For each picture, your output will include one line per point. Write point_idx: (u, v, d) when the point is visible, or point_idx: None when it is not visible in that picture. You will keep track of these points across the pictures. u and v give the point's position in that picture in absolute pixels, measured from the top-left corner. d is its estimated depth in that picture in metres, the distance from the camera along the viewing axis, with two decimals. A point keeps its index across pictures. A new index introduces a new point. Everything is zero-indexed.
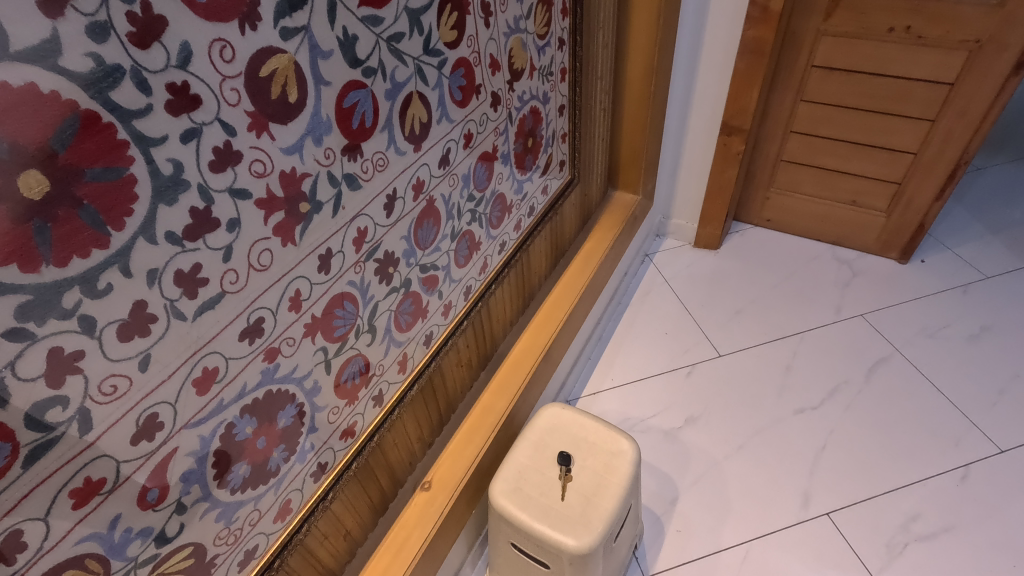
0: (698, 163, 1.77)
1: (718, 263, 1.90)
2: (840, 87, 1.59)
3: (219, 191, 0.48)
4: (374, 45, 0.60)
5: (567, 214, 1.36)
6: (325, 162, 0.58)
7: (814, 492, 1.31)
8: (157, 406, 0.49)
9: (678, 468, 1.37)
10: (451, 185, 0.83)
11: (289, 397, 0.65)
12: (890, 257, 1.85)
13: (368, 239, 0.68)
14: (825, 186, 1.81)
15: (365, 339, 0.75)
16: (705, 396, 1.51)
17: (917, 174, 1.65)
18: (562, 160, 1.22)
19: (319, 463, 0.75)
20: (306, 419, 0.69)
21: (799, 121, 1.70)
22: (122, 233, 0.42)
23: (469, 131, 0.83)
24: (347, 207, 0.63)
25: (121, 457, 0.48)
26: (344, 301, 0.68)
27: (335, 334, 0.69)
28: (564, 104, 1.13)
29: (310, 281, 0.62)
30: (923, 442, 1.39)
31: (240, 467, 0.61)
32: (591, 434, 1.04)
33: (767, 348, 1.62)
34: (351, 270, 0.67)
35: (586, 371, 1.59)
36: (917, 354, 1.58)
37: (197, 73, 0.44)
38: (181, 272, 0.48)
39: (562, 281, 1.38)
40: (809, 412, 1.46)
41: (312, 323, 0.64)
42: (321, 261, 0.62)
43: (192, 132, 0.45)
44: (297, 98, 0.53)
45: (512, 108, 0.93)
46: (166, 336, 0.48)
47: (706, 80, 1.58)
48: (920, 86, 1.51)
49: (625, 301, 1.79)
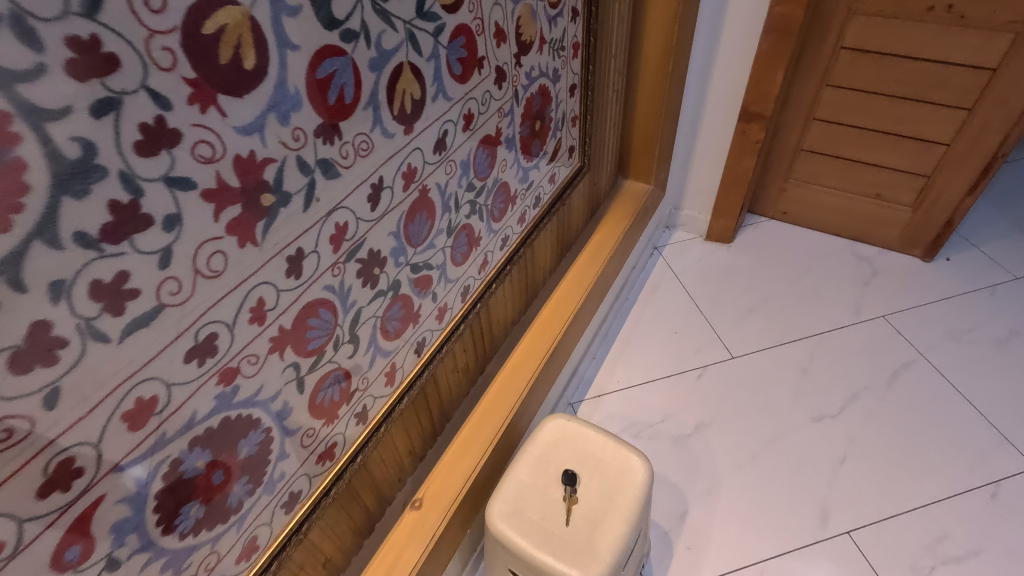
0: (713, 151, 1.66)
1: (730, 257, 1.80)
2: (870, 72, 1.48)
3: (151, 179, 0.38)
4: (355, 4, 0.49)
5: (574, 205, 1.26)
6: (293, 145, 0.48)
7: (832, 508, 1.23)
8: (74, 448, 0.40)
9: (688, 479, 1.28)
10: (448, 173, 0.72)
11: (253, 422, 0.55)
12: (913, 254, 1.75)
13: (349, 236, 0.58)
14: (848, 178, 1.70)
15: (347, 350, 0.65)
16: (717, 400, 1.42)
17: (948, 167, 1.54)
18: (571, 146, 1.10)
19: (293, 491, 0.65)
20: (275, 445, 0.59)
21: (823, 108, 1.59)
22: (10, 235, 0.32)
23: (469, 111, 0.72)
24: (322, 199, 0.53)
25: (25, 514, 0.38)
26: (320, 309, 0.58)
27: (308, 347, 0.59)
28: (575, 83, 1.02)
29: (276, 288, 0.52)
30: (948, 455, 1.30)
31: (192, 508, 0.52)
32: (599, 450, 0.95)
33: (783, 350, 1.53)
34: (327, 273, 0.57)
35: (590, 372, 1.50)
36: (943, 359, 1.48)
37: (112, 25, 0.33)
38: (99, 283, 0.37)
39: (568, 278, 1.28)
40: (828, 420, 1.37)
41: (280, 336, 0.54)
42: (291, 263, 0.52)
43: (108, 103, 0.34)
44: (255, 64, 0.42)
45: (518, 85, 0.82)
46: (81, 364, 0.38)
47: (726, 63, 1.47)
48: (958, 72, 1.39)
49: (632, 298, 1.69)
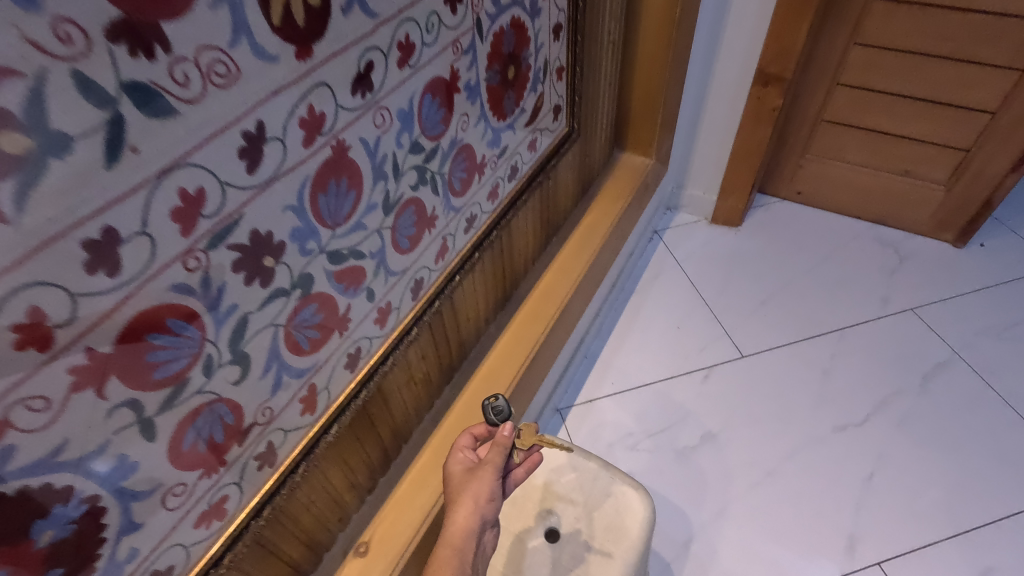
0: (724, 119, 1.44)
1: (739, 242, 1.61)
2: (907, 27, 1.27)
3: None
4: None
5: (563, 180, 1.06)
6: (66, 53, 0.28)
7: (862, 533, 1.05)
8: None
9: (692, 499, 1.11)
10: (381, 126, 0.52)
11: (60, 493, 0.36)
12: (943, 239, 1.56)
13: (209, 212, 0.39)
14: (875, 152, 1.50)
15: (231, 375, 0.46)
16: (726, 406, 1.24)
17: (992, 139, 1.34)
18: (558, 105, 0.90)
19: (157, 567, 0.47)
20: (111, 517, 0.41)
21: (850, 70, 1.38)
22: None
23: (408, 39, 0.52)
24: (149, 152, 0.34)
25: None
26: (170, 320, 0.39)
27: (155, 377, 0.40)
28: (562, 24, 0.82)
29: (70, 292, 0.33)
30: (995, 471, 1.12)
31: None
32: (588, 487, 0.78)
33: (801, 347, 1.34)
34: (176, 266, 0.38)
35: (581, 374, 1.31)
36: (983, 358, 1.30)
37: None
38: None
39: (554, 266, 1.09)
40: (852, 429, 1.19)
41: (91, 366, 0.35)
42: (93, 253, 0.33)
43: None
44: None
45: (483, 14, 0.62)
46: None
47: (741, 15, 1.25)
48: (1012, 27, 1.19)
49: (629, 287, 1.50)
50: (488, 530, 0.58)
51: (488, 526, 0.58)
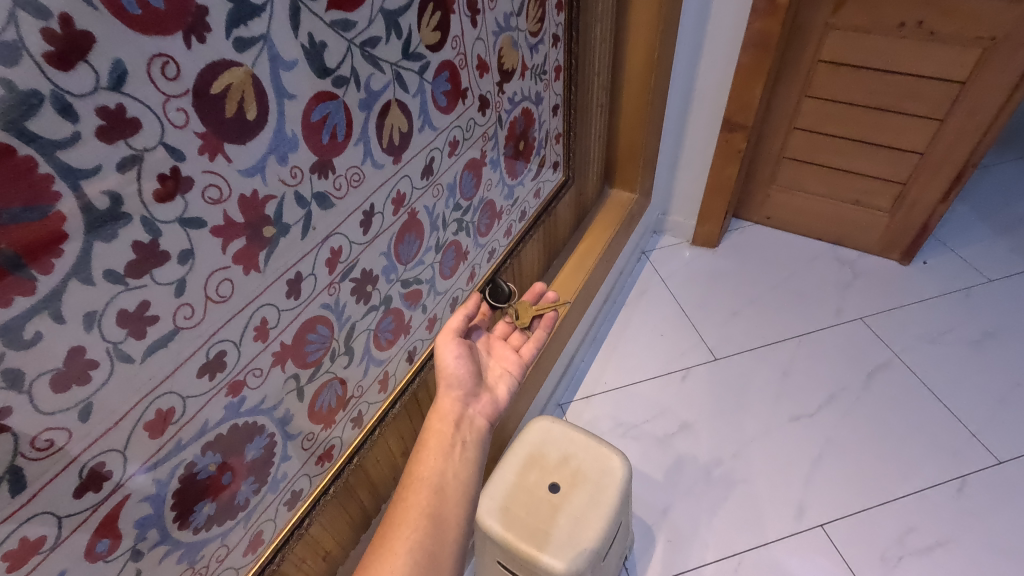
0: (698, 158, 1.70)
1: (715, 261, 1.85)
2: (847, 83, 1.53)
3: (168, 222, 0.44)
4: (345, 52, 0.54)
5: (561, 215, 1.32)
6: (291, 182, 0.53)
7: (809, 503, 1.28)
8: (104, 455, 0.45)
9: (670, 476, 1.34)
10: (435, 196, 0.78)
11: (258, 428, 0.61)
12: (891, 258, 1.80)
13: (343, 259, 0.64)
14: (828, 184, 1.76)
15: (342, 361, 0.71)
16: (700, 401, 1.48)
17: (923, 174, 1.60)
18: (556, 161, 1.17)
19: (293, 490, 0.71)
20: (278, 448, 0.65)
21: (803, 117, 1.64)
22: (52, 275, 0.38)
23: (454, 138, 0.78)
24: (319, 227, 0.59)
25: (62, 512, 0.44)
26: (318, 325, 0.64)
27: (307, 359, 0.65)
28: (558, 103, 1.08)
29: (278, 308, 0.57)
30: (921, 452, 1.35)
31: (205, 506, 0.58)
32: (582, 450, 1.01)
33: (765, 351, 1.58)
34: (324, 292, 0.63)
35: (578, 375, 1.55)
36: (918, 359, 1.53)
37: (134, 94, 0.38)
38: (125, 311, 0.43)
39: (555, 285, 1.34)
40: (805, 419, 1.43)
41: (281, 351, 0.60)
42: (290, 286, 0.58)
43: (132, 160, 0.40)
44: (257, 114, 0.48)
45: (502, 110, 0.88)
46: (110, 381, 0.44)
47: (708, 75, 1.51)
48: (930, 85, 1.45)
49: (620, 301, 1.74)
50: (470, 410, 0.71)
51: (466, 406, 0.71)
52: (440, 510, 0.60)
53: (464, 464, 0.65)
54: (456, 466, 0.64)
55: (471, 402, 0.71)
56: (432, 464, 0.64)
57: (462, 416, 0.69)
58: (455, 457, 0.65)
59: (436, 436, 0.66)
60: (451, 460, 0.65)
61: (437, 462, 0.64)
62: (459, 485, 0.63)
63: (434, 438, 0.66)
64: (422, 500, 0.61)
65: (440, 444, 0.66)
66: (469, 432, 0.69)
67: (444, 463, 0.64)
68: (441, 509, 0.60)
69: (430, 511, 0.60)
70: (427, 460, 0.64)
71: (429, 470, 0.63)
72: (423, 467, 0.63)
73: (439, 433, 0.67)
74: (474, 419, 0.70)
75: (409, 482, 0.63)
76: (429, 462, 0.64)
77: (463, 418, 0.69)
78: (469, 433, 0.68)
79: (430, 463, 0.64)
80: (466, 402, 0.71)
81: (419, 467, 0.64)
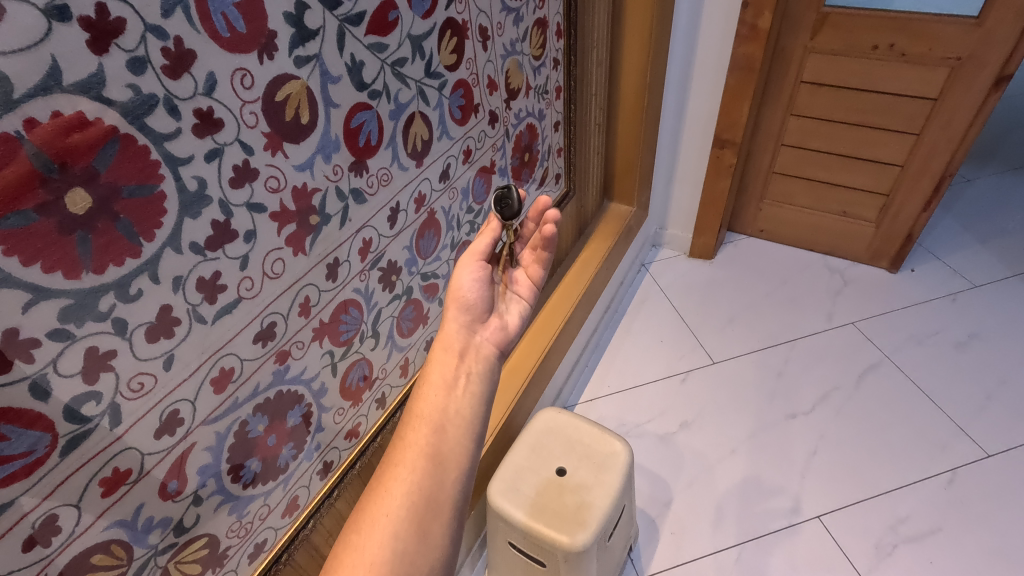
0: (692, 174, 1.80)
1: (712, 272, 1.94)
2: (828, 102, 1.64)
3: (238, 205, 0.53)
4: (379, 70, 0.65)
5: (563, 225, 1.41)
6: (333, 178, 0.63)
7: (805, 495, 1.34)
8: (178, 403, 0.54)
9: (672, 471, 1.40)
10: (451, 198, 0.88)
11: (298, 397, 0.69)
12: (880, 266, 1.88)
13: (373, 249, 0.73)
14: (816, 197, 1.85)
15: (370, 344, 0.80)
16: (700, 402, 1.54)
17: (904, 185, 1.69)
18: (558, 173, 1.28)
19: (325, 461, 0.79)
20: (313, 418, 0.73)
21: (789, 135, 1.75)
22: (153, 243, 0.47)
23: (468, 147, 0.88)
24: (354, 219, 0.68)
25: (145, 450, 0.52)
26: (350, 307, 0.73)
27: (341, 338, 0.73)
28: (559, 121, 1.19)
29: (319, 288, 0.66)
30: (912, 446, 1.41)
31: (252, 463, 0.65)
32: (586, 437, 1.08)
33: (761, 355, 1.65)
34: (356, 278, 0.72)
35: (583, 379, 1.63)
36: (907, 360, 1.60)
37: (220, 99, 0.48)
38: (202, 279, 0.52)
39: (558, 291, 1.43)
40: (800, 417, 1.49)
41: (320, 327, 0.68)
42: (329, 269, 0.67)
43: (215, 152, 0.49)
44: (309, 119, 0.58)
45: (509, 124, 0.99)
46: (187, 337, 0.52)
47: (698, 97, 1.63)
48: (905, 102, 1.56)
49: (621, 310, 1.83)
50: (477, 337, 0.68)
51: (473, 332, 0.68)
52: (441, 448, 0.58)
53: (468, 399, 0.62)
54: (459, 402, 0.61)
55: (479, 328, 0.68)
56: (433, 402, 0.61)
57: (469, 344, 0.66)
58: (457, 393, 0.62)
59: (438, 369, 0.64)
60: (454, 396, 0.62)
61: (438, 398, 0.61)
62: (462, 423, 0.60)
63: (436, 372, 0.64)
64: (421, 439, 0.59)
65: (443, 378, 0.63)
66: (475, 360, 0.65)
67: (445, 399, 0.61)
68: (441, 448, 0.58)
69: (429, 451, 0.58)
70: (427, 397, 0.61)
71: (429, 408, 0.61)
72: (423, 404, 0.61)
73: (442, 364, 0.64)
74: (482, 346, 0.67)
75: (410, 419, 0.61)
76: (429, 398, 0.61)
77: (470, 346, 0.66)
78: (476, 363, 0.65)
79: (431, 400, 0.61)
80: (473, 328, 0.68)
81: (419, 404, 0.61)
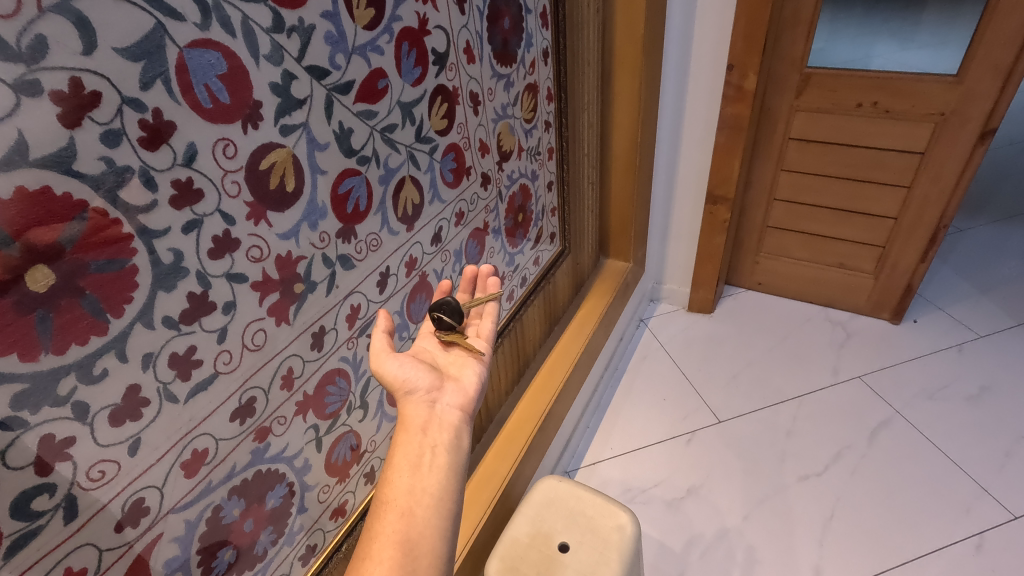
0: (687, 229, 1.81)
1: (713, 326, 1.90)
2: (818, 158, 1.67)
3: (217, 276, 0.51)
4: (368, 136, 0.64)
5: (560, 284, 1.40)
6: (319, 245, 0.61)
7: (824, 564, 1.26)
8: (144, 490, 0.49)
9: (682, 540, 1.32)
10: (443, 261, 0.86)
11: (279, 476, 0.64)
12: (882, 317, 1.85)
13: (361, 315, 0.71)
14: (812, 250, 1.85)
15: (357, 415, 0.75)
16: (708, 463, 1.48)
17: (900, 237, 1.69)
18: (552, 233, 1.27)
19: (309, 544, 0.73)
20: (296, 498, 0.68)
21: (781, 190, 1.77)
22: (121, 319, 0.44)
23: (460, 210, 0.87)
24: (341, 286, 0.66)
25: (103, 546, 0.47)
26: (337, 377, 0.70)
27: (326, 411, 0.69)
28: (552, 180, 1.20)
29: (303, 359, 0.63)
30: (934, 509, 1.34)
31: (225, 553, 0.60)
32: (590, 508, 1.01)
33: (769, 413, 1.60)
34: (343, 346, 0.69)
35: (585, 440, 1.57)
36: (920, 415, 1.55)
37: (200, 169, 0.47)
38: (175, 355, 0.49)
39: (556, 350, 1.39)
40: (814, 479, 1.42)
41: (303, 401, 0.65)
42: (314, 338, 0.64)
43: (193, 223, 0.48)
44: (294, 187, 0.56)
45: (502, 186, 0.98)
46: (157, 419, 0.49)
47: (689, 154, 1.65)
48: (893, 155, 1.58)
49: (621, 367, 1.79)
50: (438, 405, 0.64)
51: (434, 402, 0.64)
52: (410, 533, 0.53)
53: (436, 475, 0.57)
54: (426, 479, 0.57)
55: (439, 395, 0.65)
56: (399, 484, 0.56)
57: (431, 417, 0.63)
58: (425, 470, 0.57)
59: (403, 449, 0.59)
60: (421, 473, 0.57)
61: (405, 481, 0.56)
62: (433, 502, 0.56)
63: (401, 452, 0.59)
64: (388, 528, 0.53)
65: (408, 458, 0.58)
66: (440, 432, 0.62)
67: (411, 479, 0.56)
68: (411, 533, 0.53)
69: (399, 538, 0.52)
70: (394, 480, 0.56)
71: (396, 492, 0.56)
72: (390, 489, 0.56)
73: (406, 443, 0.60)
74: (445, 415, 0.64)
75: (376, 507, 0.55)
76: (397, 481, 0.56)
77: (433, 418, 0.63)
78: (440, 435, 0.61)
79: (397, 484, 0.56)
80: (433, 397, 0.65)
81: (385, 490, 0.56)
